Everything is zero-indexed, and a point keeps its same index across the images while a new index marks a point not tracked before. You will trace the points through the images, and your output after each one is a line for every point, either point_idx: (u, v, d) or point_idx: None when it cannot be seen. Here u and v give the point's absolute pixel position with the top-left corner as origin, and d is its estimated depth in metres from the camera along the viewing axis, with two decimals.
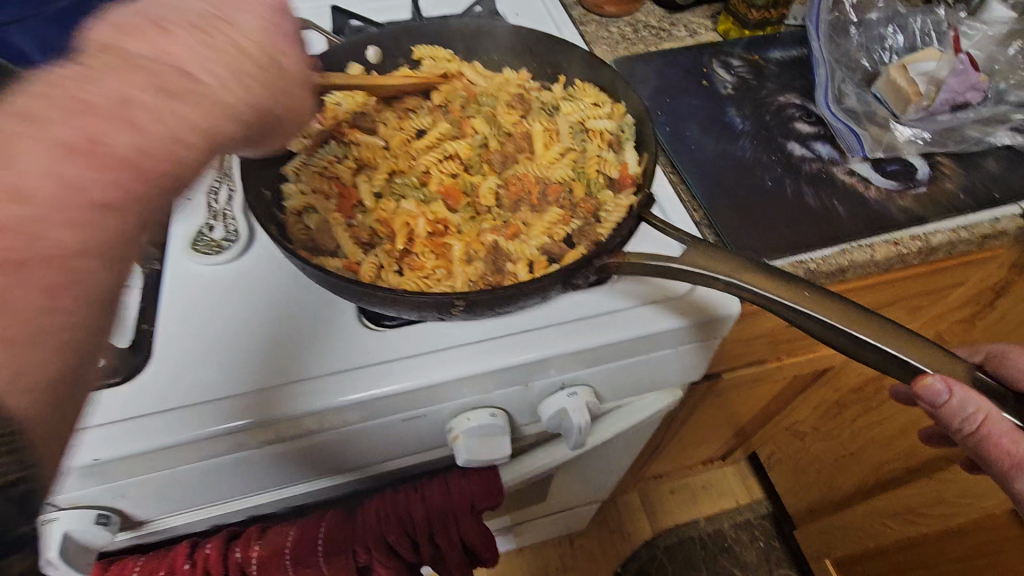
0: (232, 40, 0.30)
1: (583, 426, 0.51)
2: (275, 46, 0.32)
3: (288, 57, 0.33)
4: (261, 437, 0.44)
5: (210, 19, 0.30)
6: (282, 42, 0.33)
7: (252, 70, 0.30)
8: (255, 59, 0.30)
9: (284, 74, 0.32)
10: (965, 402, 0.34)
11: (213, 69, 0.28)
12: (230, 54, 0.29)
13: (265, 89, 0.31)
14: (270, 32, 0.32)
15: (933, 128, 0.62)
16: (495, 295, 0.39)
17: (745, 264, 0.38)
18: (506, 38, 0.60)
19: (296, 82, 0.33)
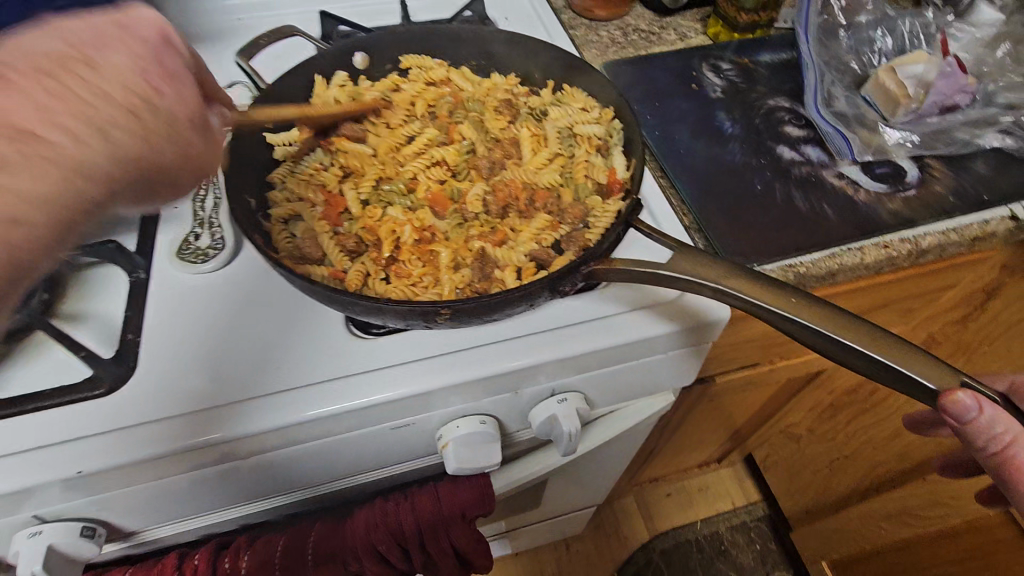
0: (90, 86, 0.30)
1: (573, 433, 0.50)
2: (150, 86, 0.32)
3: (166, 96, 0.32)
4: (247, 447, 0.43)
5: (67, 62, 0.30)
6: (154, 78, 0.32)
7: (120, 120, 0.30)
8: (122, 105, 0.30)
9: (159, 118, 0.32)
10: (993, 421, 0.33)
11: (67, 123, 0.29)
12: (88, 104, 0.29)
13: (133, 139, 0.31)
14: (144, 70, 0.32)
15: (922, 131, 0.62)
16: (480, 303, 0.39)
17: (730, 270, 0.38)
18: (494, 43, 0.59)
19: (176, 123, 0.33)
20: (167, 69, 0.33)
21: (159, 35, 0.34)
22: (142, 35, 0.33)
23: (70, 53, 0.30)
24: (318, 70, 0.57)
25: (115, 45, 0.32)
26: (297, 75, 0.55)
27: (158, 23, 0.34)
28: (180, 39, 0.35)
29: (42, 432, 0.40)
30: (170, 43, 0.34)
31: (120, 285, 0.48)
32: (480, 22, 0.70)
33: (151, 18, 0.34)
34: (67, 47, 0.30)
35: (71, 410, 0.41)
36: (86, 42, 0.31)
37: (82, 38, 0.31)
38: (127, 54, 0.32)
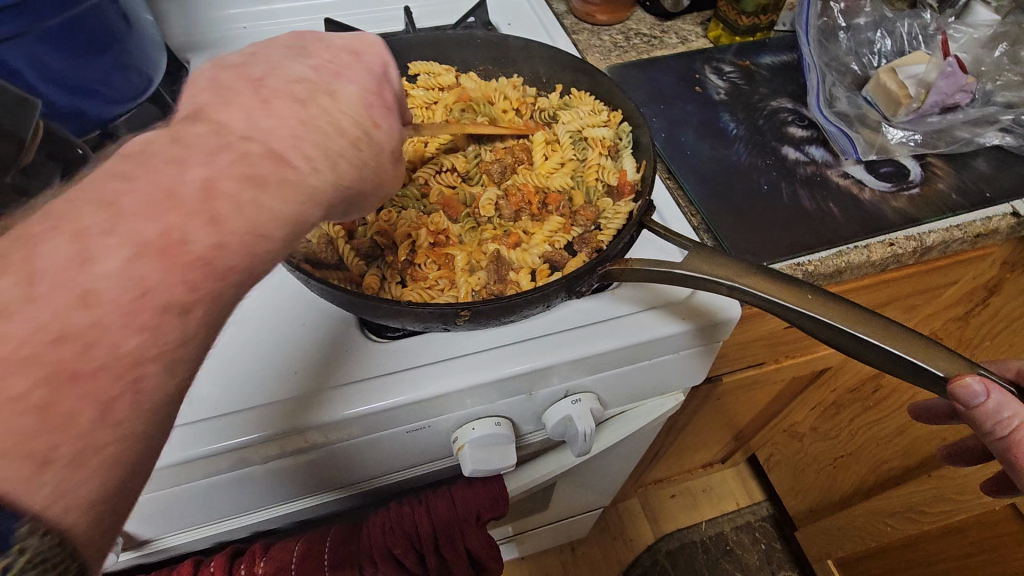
0: (322, 109, 0.30)
1: (588, 433, 0.51)
2: (376, 118, 0.32)
3: (383, 130, 0.33)
4: (265, 452, 0.43)
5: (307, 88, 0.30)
6: (376, 112, 0.32)
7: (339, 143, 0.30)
8: (349, 136, 0.30)
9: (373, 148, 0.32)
10: (1002, 405, 0.33)
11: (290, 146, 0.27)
12: (327, 129, 0.29)
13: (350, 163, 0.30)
14: (369, 102, 0.32)
15: (924, 130, 0.63)
16: (499, 305, 0.39)
17: (744, 266, 0.38)
18: (501, 48, 0.60)
19: (383, 158, 0.33)
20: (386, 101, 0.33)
21: (381, 67, 0.35)
22: (368, 65, 0.34)
23: (315, 80, 0.31)
24: None
25: (349, 75, 0.33)
26: None
27: (383, 57, 0.36)
28: (395, 74, 0.36)
29: None
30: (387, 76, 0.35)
31: None
32: (484, 28, 0.70)
33: (379, 53, 0.36)
34: (314, 74, 0.32)
35: None
36: (331, 70, 0.33)
37: (321, 69, 0.32)
38: (359, 86, 0.32)
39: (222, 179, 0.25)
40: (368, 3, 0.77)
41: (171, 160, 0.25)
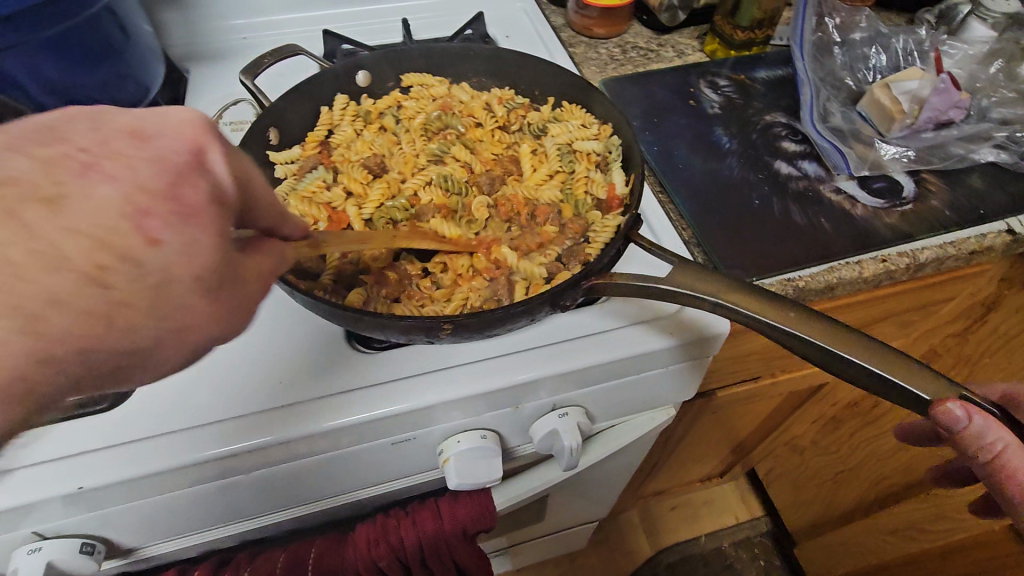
0: (39, 240, 0.23)
1: (574, 448, 0.50)
2: (142, 236, 0.24)
3: (166, 246, 0.25)
4: (247, 463, 0.43)
5: (29, 205, 0.23)
6: (155, 227, 0.25)
7: (70, 292, 0.23)
8: (83, 271, 0.23)
9: (132, 281, 0.24)
10: (986, 429, 0.33)
11: (67, 317, 0.23)
12: (23, 268, 0.22)
13: (80, 320, 0.24)
14: (142, 216, 0.25)
15: (916, 145, 0.63)
16: (482, 318, 0.39)
17: (729, 283, 0.38)
18: (494, 60, 0.61)
19: (165, 284, 0.25)
20: (182, 212, 0.25)
21: (192, 151, 0.27)
22: (161, 155, 0.26)
23: (31, 182, 0.23)
24: (323, 89, 0.58)
25: (112, 166, 0.25)
26: (302, 92, 0.56)
27: (195, 135, 0.27)
28: (219, 148, 0.28)
29: (48, 448, 0.40)
30: (201, 168, 0.27)
31: None
32: (481, 40, 0.72)
33: (189, 129, 0.27)
34: (36, 172, 0.24)
35: (74, 425, 0.41)
36: (77, 163, 0.25)
37: (75, 159, 0.25)
38: (122, 184, 0.25)
39: None
40: (368, 14, 0.78)
41: None
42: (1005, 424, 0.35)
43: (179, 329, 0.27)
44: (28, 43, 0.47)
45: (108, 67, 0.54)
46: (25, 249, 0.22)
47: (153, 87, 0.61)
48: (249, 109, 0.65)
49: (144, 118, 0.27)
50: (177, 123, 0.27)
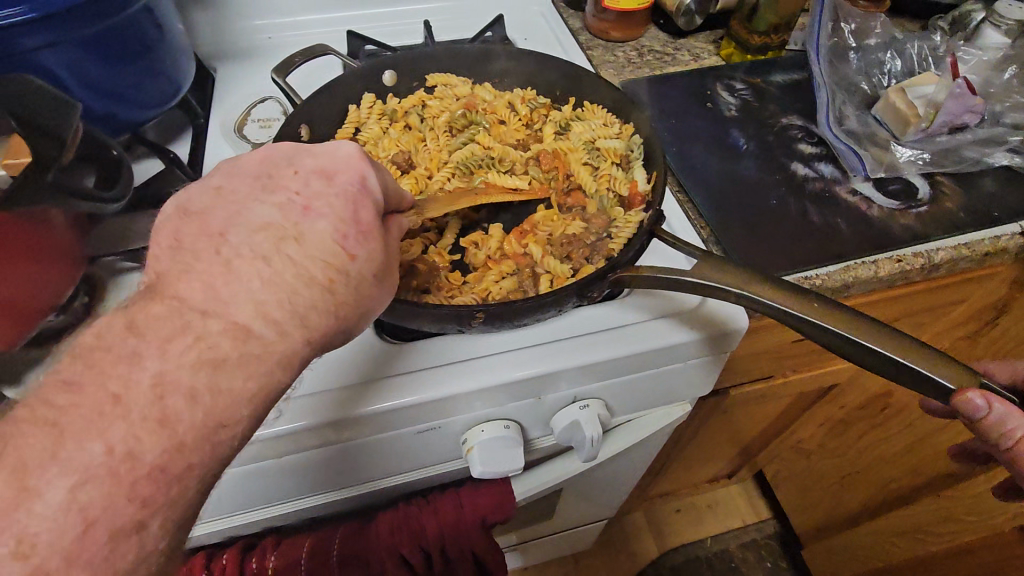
0: (298, 268, 0.30)
1: (595, 439, 0.51)
2: (346, 253, 0.32)
3: (359, 259, 0.33)
4: (280, 448, 0.45)
5: (282, 241, 0.31)
6: (351, 244, 0.32)
7: (318, 302, 0.31)
8: (322, 283, 0.31)
9: (349, 286, 0.32)
10: (1003, 419, 0.34)
11: (323, 317, 0.31)
12: (294, 288, 0.30)
13: (326, 317, 0.31)
14: (344, 237, 0.32)
15: (931, 149, 0.64)
16: (512, 307, 0.41)
17: (753, 275, 0.39)
18: (516, 61, 0.62)
19: (363, 285, 0.33)
20: (364, 229, 0.33)
21: (359, 180, 0.34)
22: (342, 186, 0.33)
23: (282, 224, 0.31)
24: (350, 88, 0.59)
25: (321, 204, 0.32)
26: (331, 91, 0.58)
27: (359, 167, 0.34)
28: (374, 176, 0.35)
29: None
30: (367, 190, 0.34)
31: None
32: (501, 42, 0.73)
33: (354, 162, 0.34)
34: (281, 216, 0.32)
35: None
36: (300, 204, 0.32)
37: (295, 202, 0.32)
38: (330, 219, 0.32)
39: (186, 379, 0.27)
40: (389, 16, 0.80)
41: (145, 347, 0.27)
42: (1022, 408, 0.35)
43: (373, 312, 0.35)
44: (68, 38, 0.48)
45: (143, 65, 0.56)
46: (293, 273, 0.30)
47: (183, 85, 0.62)
48: (275, 107, 0.67)
49: (320, 158, 0.34)
50: (344, 155, 0.34)
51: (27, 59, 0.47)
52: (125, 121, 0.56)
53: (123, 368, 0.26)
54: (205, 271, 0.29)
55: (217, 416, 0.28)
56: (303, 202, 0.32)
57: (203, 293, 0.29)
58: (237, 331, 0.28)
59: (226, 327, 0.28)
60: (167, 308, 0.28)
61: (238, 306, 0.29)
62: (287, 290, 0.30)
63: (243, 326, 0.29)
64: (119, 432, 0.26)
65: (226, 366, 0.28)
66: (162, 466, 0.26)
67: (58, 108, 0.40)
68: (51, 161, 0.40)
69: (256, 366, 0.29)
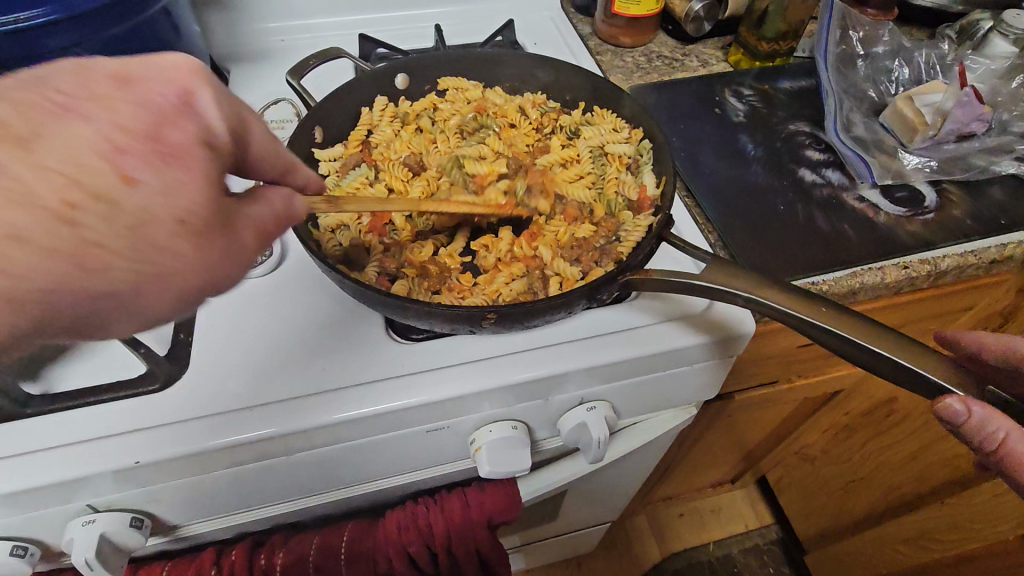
0: (11, 180, 0.22)
1: (602, 440, 0.52)
2: (119, 174, 0.24)
3: (144, 186, 0.24)
4: (290, 445, 0.45)
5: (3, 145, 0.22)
6: (136, 164, 0.24)
7: (35, 229, 0.22)
8: (53, 208, 0.23)
9: (113, 222, 0.24)
10: (985, 421, 0.33)
11: (30, 254, 0.23)
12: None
13: (57, 258, 0.23)
14: (121, 153, 0.24)
15: (939, 157, 0.65)
16: (523, 309, 0.42)
17: (762, 279, 0.39)
18: (527, 65, 0.63)
19: (148, 223, 0.25)
20: (164, 150, 0.25)
21: (180, 96, 0.27)
22: (148, 97, 0.26)
23: (13, 124, 0.23)
24: (362, 91, 0.60)
25: (93, 107, 0.25)
26: (344, 94, 0.58)
27: (183, 81, 0.27)
28: (209, 96, 0.28)
29: (105, 424, 0.42)
30: (186, 109, 0.27)
31: None
32: (512, 47, 0.74)
33: (178, 74, 0.27)
34: (18, 116, 0.23)
35: (128, 403, 0.43)
36: (57, 105, 0.24)
37: (52, 103, 0.24)
38: (104, 127, 0.24)
39: None
40: (400, 20, 0.81)
41: None
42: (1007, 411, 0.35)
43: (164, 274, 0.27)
44: (91, 41, 0.49)
45: None
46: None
47: None
48: (288, 108, 0.67)
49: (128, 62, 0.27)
50: (165, 66, 0.27)
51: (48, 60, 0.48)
52: None
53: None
54: None
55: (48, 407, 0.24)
56: (64, 103, 0.24)
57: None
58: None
59: None
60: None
61: None
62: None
63: None
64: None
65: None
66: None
67: None
68: None
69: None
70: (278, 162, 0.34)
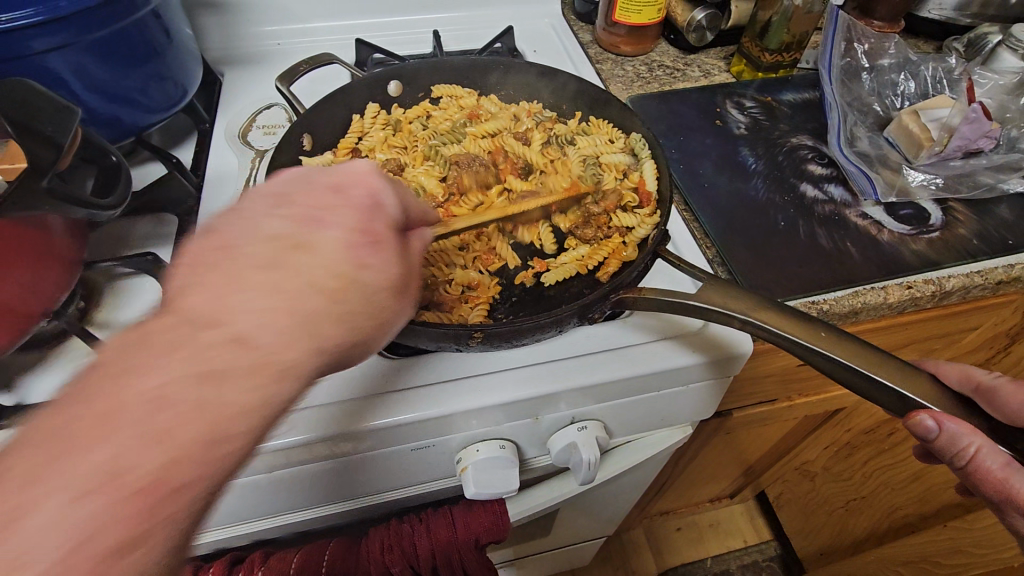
0: (305, 276, 0.27)
1: (592, 462, 0.50)
2: (356, 262, 0.29)
3: (371, 272, 0.29)
4: (267, 463, 0.43)
5: (293, 249, 0.27)
6: (361, 254, 0.29)
7: (327, 314, 0.27)
8: (329, 293, 0.27)
9: (364, 301, 0.29)
10: (957, 436, 0.33)
11: (332, 329, 0.27)
12: (299, 296, 0.26)
13: (339, 328, 0.28)
14: (355, 247, 0.29)
15: (945, 173, 0.63)
16: (510, 328, 0.40)
17: (756, 301, 0.38)
18: (523, 74, 0.62)
19: (378, 298, 0.29)
20: (376, 241, 0.30)
21: (370, 197, 0.31)
22: (355, 200, 0.30)
23: (293, 234, 0.28)
24: (356, 96, 0.59)
25: (331, 218, 0.29)
26: (335, 100, 0.57)
27: (371, 183, 0.31)
28: (388, 194, 0.32)
29: None
30: (380, 206, 0.31)
31: (146, 288, 0.49)
32: (510, 53, 0.73)
33: (368, 177, 0.32)
34: (293, 227, 0.28)
35: None
36: (313, 217, 0.29)
37: (307, 214, 0.29)
38: (340, 231, 0.29)
39: (172, 400, 0.23)
40: (398, 24, 0.80)
41: (118, 381, 0.22)
42: (978, 426, 0.35)
43: (384, 329, 0.30)
44: (79, 44, 0.48)
45: (151, 68, 0.55)
46: (304, 280, 0.27)
47: (190, 88, 0.62)
48: (282, 114, 0.66)
49: (333, 175, 0.31)
50: (358, 172, 0.32)
51: (33, 62, 0.46)
52: (133, 125, 0.56)
53: (115, 384, 0.22)
54: (217, 280, 0.25)
55: (199, 450, 0.23)
56: (314, 218, 0.29)
57: (208, 301, 0.25)
58: (239, 343, 0.24)
59: (226, 337, 0.24)
60: (172, 320, 0.24)
61: (239, 316, 0.25)
62: (293, 298, 0.26)
63: (243, 338, 0.25)
64: (118, 447, 0.22)
65: (220, 384, 0.24)
66: (154, 484, 0.22)
67: (58, 117, 0.40)
68: (48, 167, 0.39)
69: (259, 378, 0.25)
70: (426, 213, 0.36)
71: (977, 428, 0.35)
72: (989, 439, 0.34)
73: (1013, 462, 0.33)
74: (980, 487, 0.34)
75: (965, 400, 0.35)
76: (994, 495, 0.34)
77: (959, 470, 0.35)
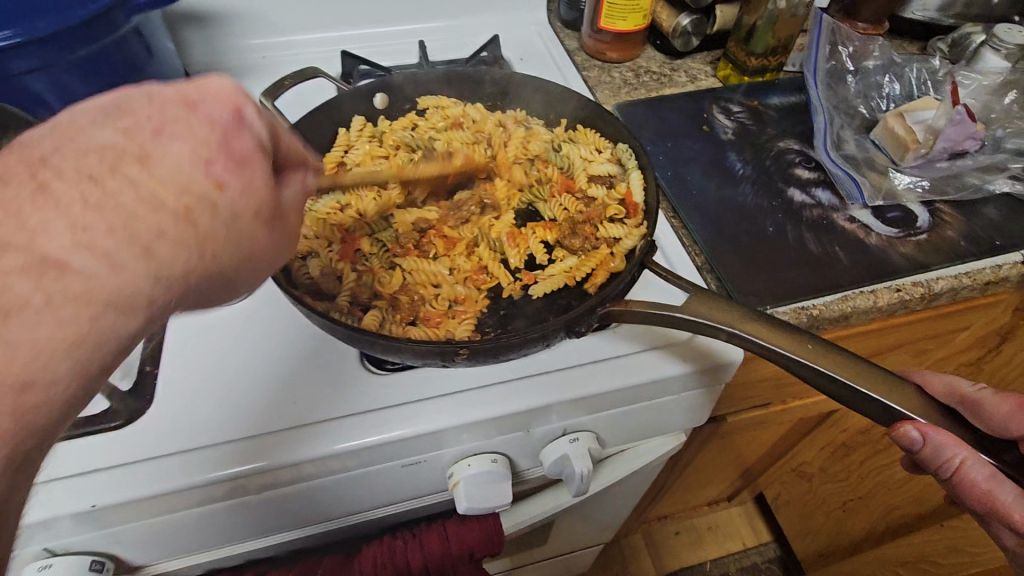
0: (143, 192, 0.26)
1: (585, 474, 0.50)
2: (210, 181, 0.28)
3: (229, 190, 0.29)
4: (255, 484, 0.43)
5: (122, 162, 0.26)
6: (218, 171, 0.28)
7: (171, 230, 0.27)
8: (175, 211, 0.27)
9: (215, 219, 0.29)
10: (940, 448, 0.33)
11: (177, 250, 0.27)
12: (135, 214, 0.26)
13: (182, 251, 0.27)
14: (208, 163, 0.28)
15: (931, 176, 0.63)
16: (497, 344, 0.40)
17: (743, 314, 0.38)
18: (509, 85, 0.62)
19: (237, 221, 0.30)
20: (237, 158, 0.29)
21: (233, 112, 0.29)
22: (210, 115, 0.28)
23: (124, 146, 0.26)
24: (340, 110, 0.59)
25: (176, 128, 0.27)
26: (319, 113, 0.57)
27: (235, 98, 0.29)
28: (254, 113, 0.30)
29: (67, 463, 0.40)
30: (244, 125, 0.29)
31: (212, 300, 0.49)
32: (498, 63, 0.73)
33: (228, 92, 0.29)
34: (125, 139, 0.26)
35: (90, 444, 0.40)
36: (149, 127, 0.27)
37: (144, 124, 0.27)
38: (188, 142, 0.27)
39: None
40: (385, 36, 0.79)
41: None
42: (963, 438, 0.34)
43: (250, 252, 0.31)
44: (60, 64, 0.47)
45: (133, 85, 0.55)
46: (135, 198, 0.26)
47: None
48: None
49: (182, 85, 0.29)
50: (216, 84, 0.29)
51: (15, 83, 0.46)
52: None
53: None
54: (12, 197, 0.24)
55: (30, 362, 0.24)
56: (155, 125, 0.27)
57: (9, 222, 0.24)
58: (47, 266, 0.24)
59: (33, 257, 0.24)
60: None
61: (50, 234, 0.24)
62: (123, 215, 0.25)
63: (55, 259, 0.24)
64: None
65: (28, 309, 0.23)
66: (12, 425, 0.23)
67: None
68: None
69: (81, 303, 0.25)
70: (299, 148, 0.35)
71: (962, 440, 0.34)
72: (974, 451, 0.33)
73: (998, 473, 0.33)
74: (966, 499, 0.34)
75: (952, 409, 0.35)
76: (978, 508, 0.34)
77: (945, 481, 0.34)
